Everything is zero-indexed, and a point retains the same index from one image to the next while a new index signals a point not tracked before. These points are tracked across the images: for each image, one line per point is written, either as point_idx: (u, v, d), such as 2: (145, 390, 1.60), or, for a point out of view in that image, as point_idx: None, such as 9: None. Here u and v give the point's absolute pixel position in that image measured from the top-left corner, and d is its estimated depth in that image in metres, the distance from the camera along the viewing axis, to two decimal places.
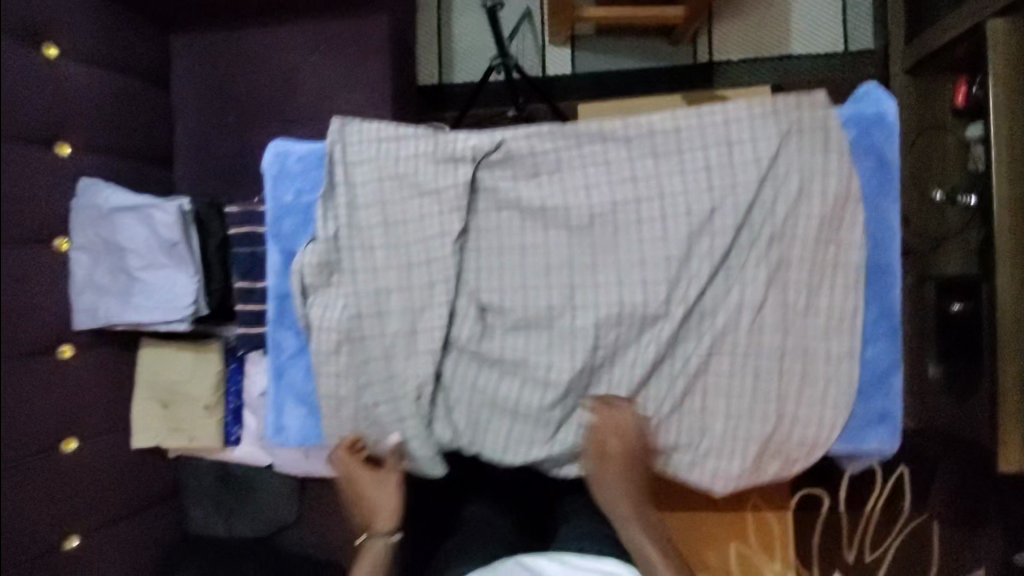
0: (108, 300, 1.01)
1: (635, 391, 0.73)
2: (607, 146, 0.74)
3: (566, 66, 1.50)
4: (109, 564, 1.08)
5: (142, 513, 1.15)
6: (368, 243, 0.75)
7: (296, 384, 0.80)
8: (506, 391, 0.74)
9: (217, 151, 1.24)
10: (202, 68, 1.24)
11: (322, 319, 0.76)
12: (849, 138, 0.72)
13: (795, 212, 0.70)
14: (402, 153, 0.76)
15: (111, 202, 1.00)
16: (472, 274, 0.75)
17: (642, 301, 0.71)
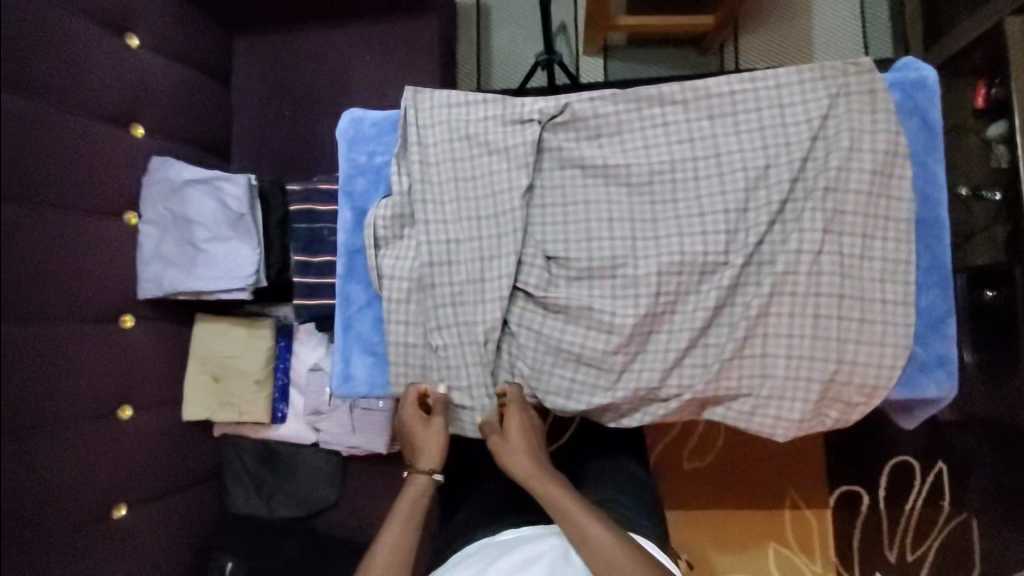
0: (174, 269, 1.06)
1: (695, 336, 0.76)
2: (665, 109, 0.79)
3: (598, 74, 1.59)
4: (155, 537, 1.08)
5: (186, 489, 1.16)
6: (438, 198, 0.80)
7: (365, 334, 0.84)
8: (573, 336, 0.77)
9: (272, 142, 1.31)
10: (263, 65, 1.31)
11: (394, 269, 0.80)
12: (895, 101, 0.76)
13: (847, 166, 0.74)
14: (472, 116, 0.82)
15: (182, 177, 1.06)
16: (538, 227, 0.80)
17: (701, 250, 0.76)
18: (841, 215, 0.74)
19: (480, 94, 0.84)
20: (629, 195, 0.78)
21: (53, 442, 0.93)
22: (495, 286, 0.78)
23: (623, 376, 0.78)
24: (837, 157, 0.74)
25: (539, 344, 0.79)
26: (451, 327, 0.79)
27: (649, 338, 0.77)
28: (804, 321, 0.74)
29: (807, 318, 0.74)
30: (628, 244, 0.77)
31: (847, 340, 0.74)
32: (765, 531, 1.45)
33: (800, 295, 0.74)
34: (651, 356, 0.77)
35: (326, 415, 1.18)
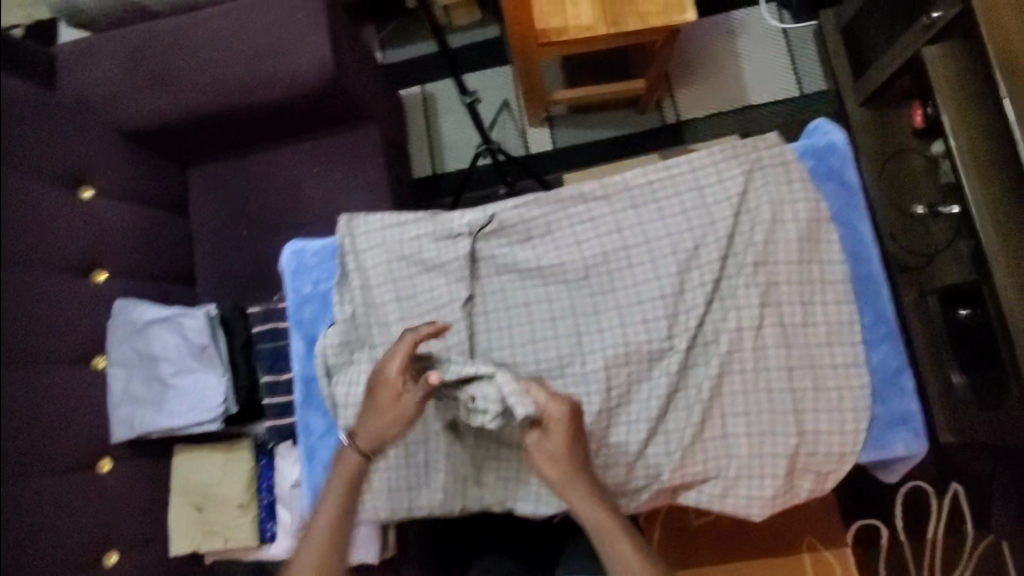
0: (144, 408, 1.06)
1: (653, 425, 0.75)
2: (590, 205, 0.81)
3: (546, 143, 1.65)
4: None
5: None
6: (384, 319, 0.82)
7: (330, 462, 0.83)
8: (534, 439, 0.78)
9: (235, 262, 1.36)
10: (220, 192, 1.39)
11: (348, 396, 0.79)
12: (808, 168, 0.80)
13: (772, 238, 0.76)
14: (407, 236, 0.84)
15: (145, 316, 1.08)
16: (483, 335, 0.81)
17: (643, 338, 0.76)
18: (775, 284, 0.75)
19: (413, 212, 0.86)
20: (567, 293, 0.80)
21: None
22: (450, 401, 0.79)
23: (587, 477, 0.76)
24: (755, 232, 0.76)
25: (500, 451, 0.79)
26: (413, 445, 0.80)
27: (610, 431, 0.76)
28: (755, 395, 0.74)
29: (756, 392, 0.74)
30: (574, 343, 0.78)
31: (804, 407, 0.73)
32: None
33: (747, 370, 0.74)
34: (614, 451, 0.76)
35: None
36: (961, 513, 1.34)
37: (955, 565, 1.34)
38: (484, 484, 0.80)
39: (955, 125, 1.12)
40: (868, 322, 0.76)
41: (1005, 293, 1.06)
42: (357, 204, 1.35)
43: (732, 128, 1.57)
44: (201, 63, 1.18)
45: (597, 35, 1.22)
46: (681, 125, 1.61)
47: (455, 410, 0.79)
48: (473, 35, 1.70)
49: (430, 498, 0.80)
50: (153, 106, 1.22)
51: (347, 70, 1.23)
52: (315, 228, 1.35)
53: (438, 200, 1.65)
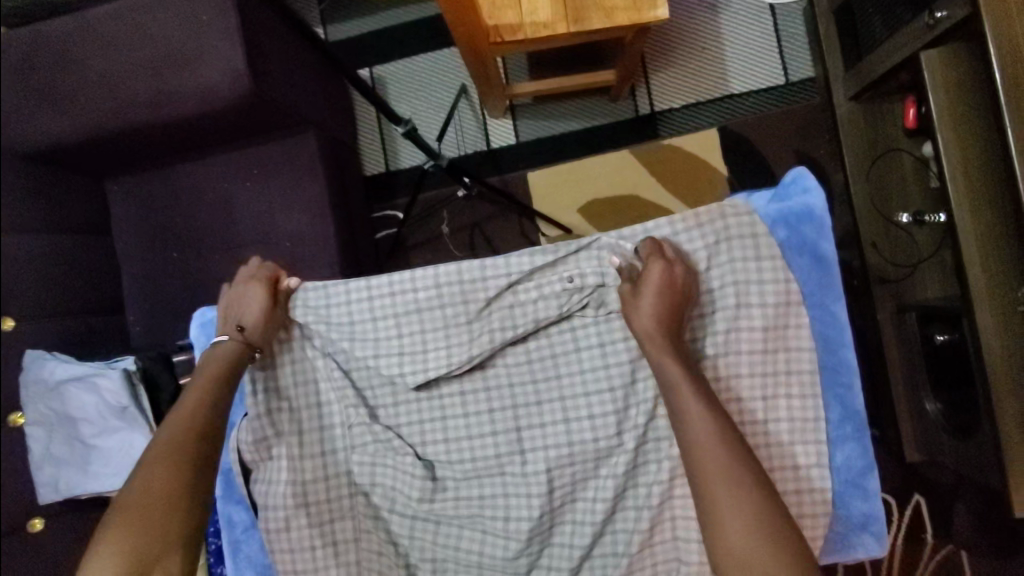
0: (67, 471, 0.99)
1: (597, 531, 0.72)
2: (538, 279, 0.76)
3: (509, 136, 1.49)
4: None
5: None
6: (321, 408, 0.79)
7: (255, 557, 0.78)
8: (474, 542, 0.73)
9: (163, 287, 1.22)
10: (140, 208, 1.23)
11: (273, 494, 0.74)
12: (781, 238, 0.72)
13: (734, 328, 0.71)
14: (334, 305, 0.78)
15: (57, 374, 0.98)
16: (414, 429, 0.78)
17: (591, 435, 0.74)
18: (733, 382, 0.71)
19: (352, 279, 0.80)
20: (509, 377, 0.77)
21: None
22: (382, 497, 0.76)
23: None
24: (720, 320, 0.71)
25: (437, 550, 0.74)
26: (341, 552, 0.75)
27: (553, 532, 0.74)
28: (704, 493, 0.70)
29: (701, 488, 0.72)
30: (513, 434, 0.76)
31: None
32: None
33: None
34: (558, 552, 0.73)
35: None
36: (924, 525, 1.32)
37: None
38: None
39: (951, 147, 1.01)
40: (836, 417, 0.73)
41: (987, 334, 0.98)
42: (295, 223, 1.18)
43: (712, 120, 1.43)
44: (101, 74, 1.02)
45: (558, 34, 1.06)
46: (656, 117, 1.46)
47: (388, 505, 0.75)
48: (427, 9, 1.51)
49: None
50: (51, 125, 1.06)
51: (272, 73, 1.06)
52: (252, 249, 1.20)
53: (392, 200, 1.50)
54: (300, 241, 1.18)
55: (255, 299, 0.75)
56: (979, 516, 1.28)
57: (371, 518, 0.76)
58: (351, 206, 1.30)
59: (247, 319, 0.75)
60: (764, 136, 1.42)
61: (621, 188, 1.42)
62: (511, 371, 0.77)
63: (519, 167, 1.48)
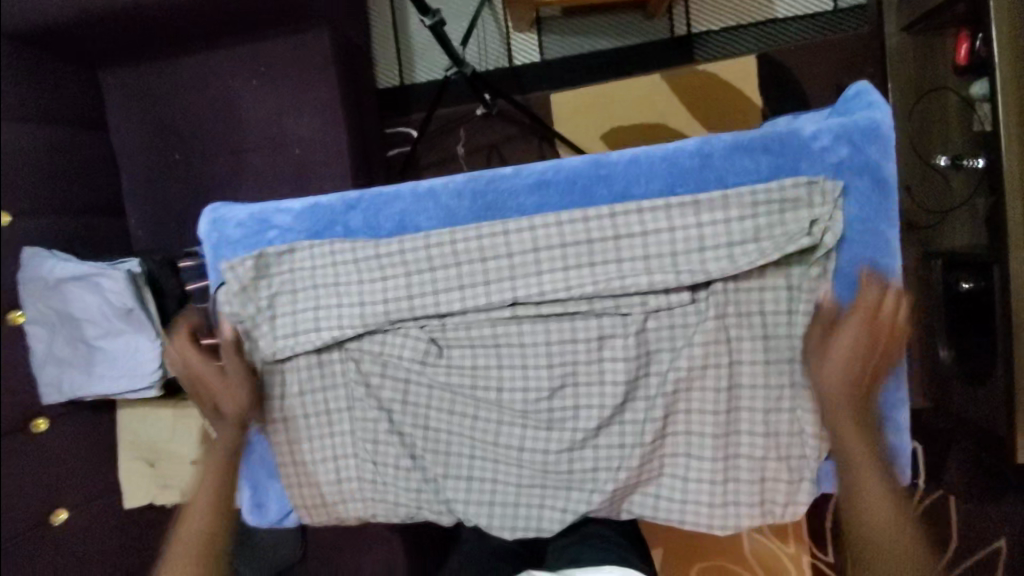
0: (72, 372, 0.97)
1: (604, 419, 0.68)
2: (572, 195, 0.69)
3: (534, 53, 1.40)
4: None
5: None
6: (323, 320, 0.72)
7: (266, 461, 0.81)
8: (484, 448, 0.72)
9: (168, 193, 1.18)
10: (137, 106, 1.16)
11: (272, 348, 0.73)
12: (839, 159, 0.64)
13: (764, 269, 0.66)
14: (348, 216, 0.73)
15: (57, 272, 0.93)
16: (417, 361, 0.71)
17: (595, 289, 0.67)
18: (741, 245, 0.65)
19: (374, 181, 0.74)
20: (516, 295, 0.68)
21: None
22: (372, 364, 0.73)
23: (544, 509, 0.71)
24: (750, 187, 0.65)
25: (434, 462, 0.73)
26: (343, 459, 0.76)
27: (573, 461, 0.70)
28: (730, 417, 0.67)
29: (731, 422, 0.68)
30: (508, 289, 0.68)
31: (801, 454, 0.68)
32: None
33: (712, 387, 0.67)
34: None
35: None
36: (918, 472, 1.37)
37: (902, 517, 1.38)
38: (421, 501, 0.74)
39: (1009, 82, 0.94)
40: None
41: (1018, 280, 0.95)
42: (305, 130, 1.12)
43: (752, 46, 1.34)
44: None
45: None
46: (692, 39, 1.36)
47: (378, 414, 0.74)
48: None
49: (383, 504, 0.76)
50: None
51: None
52: (262, 156, 1.14)
53: (406, 117, 1.42)
54: (309, 148, 1.12)
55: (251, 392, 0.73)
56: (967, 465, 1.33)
57: (356, 405, 0.74)
58: (366, 116, 1.22)
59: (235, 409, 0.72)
60: (807, 66, 1.33)
61: (645, 114, 1.34)
62: (522, 221, 0.68)
63: (544, 87, 1.39)
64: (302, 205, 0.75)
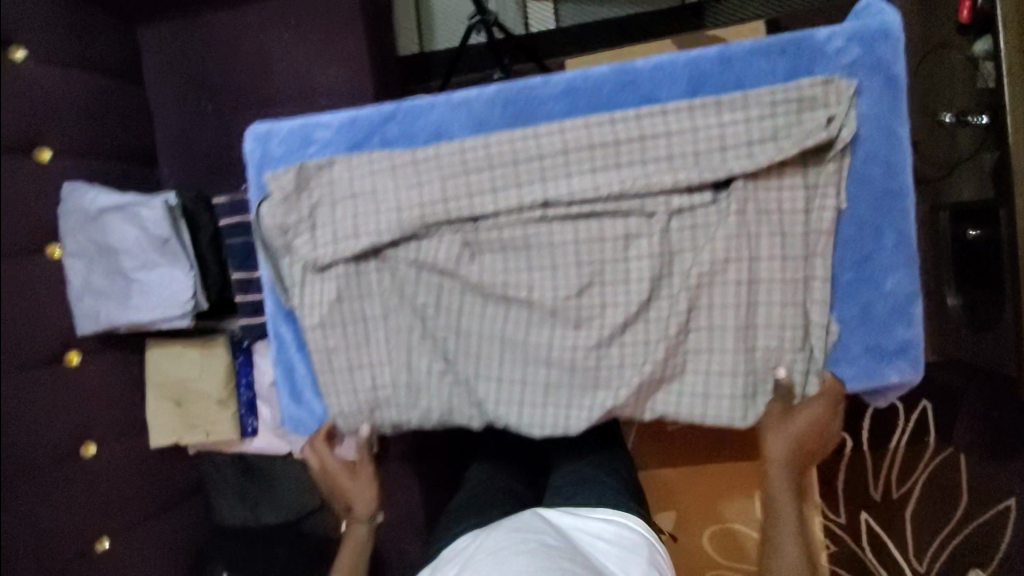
0: (109, 303, 1.00)
1: (628, 317, 0.71)
2: (599, 102, 0.73)
3: (549, 21, 1.45)
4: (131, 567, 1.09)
5: (157, 517, 1.16)
6: (362, 227, 0.75)
7: (304, 373, 0.82)
8: (515, 349, 0.75)
9: (199, 143, 1.22)
10: (171, 58, 1.21)
11: (314, 255, 0.77)
12: (850, 60, 0.68)
13: (781, 171, 0.68)
14: (386, 129, 0.77)
15: (98, 202, 0.97)
16: (453, 264, 0.74)
17: (621, 187, 0.70)
18: (761, 143, 0.68)
19: (409, 96, 0.78)
20: (546, 196, 0.72)
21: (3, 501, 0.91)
22: (408, 269, 0.76)
23: (571, 410, 0.73)
24: (768, 88, 0.68)
25: (465, 366, 0.76)
26: (379, 366, 0.78)
27: (598, 359, 0.72)
28: (751, 313, 0.70)
29: (751, 320, 0.70)
30: (538, 190, 0.72)
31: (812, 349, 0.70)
32: (749, 482, 1.44)
33: (731, 283, 0.69)
34: None
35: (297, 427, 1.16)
36: (927, 429, 1.37)
37: (910, 474, 1.39)
38: (452, 407, 0.78)
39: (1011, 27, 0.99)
40: (849, 236, 0.70)
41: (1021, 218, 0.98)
42: (333, 81, 1.18)
43: (760, 11, 1.39)
44: None
45: None
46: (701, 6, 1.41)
47: (410, 317, 0.77)
48: None
49: (415, 408, 0.78)
50: None
51: None
52: (291, 107, 1.19)
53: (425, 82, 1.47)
54: (337, 97, 1.18)
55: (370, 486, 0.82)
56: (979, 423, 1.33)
57: (390, 313, 0.78)
58: (390, 74, 1.27)
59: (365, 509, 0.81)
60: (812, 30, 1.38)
61: None
62: (551, 124, 0.73)
63: (558, 53, 1.44)
64: (341, 120, 0.79)
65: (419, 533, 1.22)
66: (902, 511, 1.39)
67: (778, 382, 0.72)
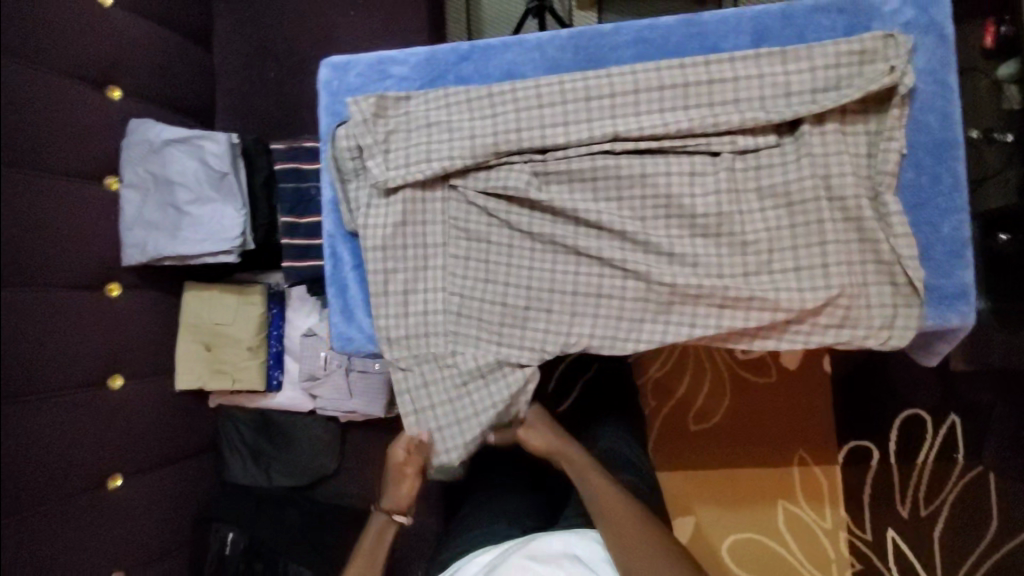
0: (157, 234, 1.02)
1: (681, 248, 0.73)
2: (666, 51, 0.77)
3: None
4: (139, 511, 1.06)
5: (170, 465, 1.13)
6: (434, 154, 0.76)
7: (358, 291, 0.83)
8: (568, 276, 0.76)
9: (257, 104, 1.28)
10: (239, 26, 1.28)
11: (385, 176, 0.76)
12: (905, 20, 0.73)
13: (842, 118, 0.71)
14: (462, 67, 0.81)
15: (163, 135, 1.03)
16: (518, 191, 0.75)
17: (689, 126, 0.72)
18: (824, 91, 0.71)
19: (483, 39, 0.82)
20: (616, 128, 0.73)
21: (26, 418, 0.89)
22: (476, 195, 0.77)
23: (614, 340, 0.75)
24: (832, 41, 0.71)
25: (517, 294, 0.77)
26: (433, 292, 0.78)
27: (649, 291, 0.74)
28: (805, 252, 0.71)
29: (809, 261, 0.71)
30: (608, 125, 0.73)
31: (864, 294, 0.71)
32: (773, 491, 1.36)
33: (783, 221, 0.72)
34: None
35: (322, 381, 1.16)
36: (957, 443, 1.31)
37: (940, 491, 1.31)
38: (501, 333, 0.77)
39: None
40: (909, 180, 0.73)
41: None
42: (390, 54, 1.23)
43: None
44: None
45: None
46: None
47: (467, 242, 0.78)
48: None
49: (464, 336, 0.78)
50: None
51: None
52: None
53: None
54: None
55: (407, 491, 0.91)
56: None
57: (450, 240, 0.79)
58: None
59: (393, 504, 0.92)
60: None
61: None
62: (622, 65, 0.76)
63: None
64: (418, 57, 0.82)
65: (438, 509, 1.18)
66: (930, 533, 1.31)
67: (829, 321, 0.72)
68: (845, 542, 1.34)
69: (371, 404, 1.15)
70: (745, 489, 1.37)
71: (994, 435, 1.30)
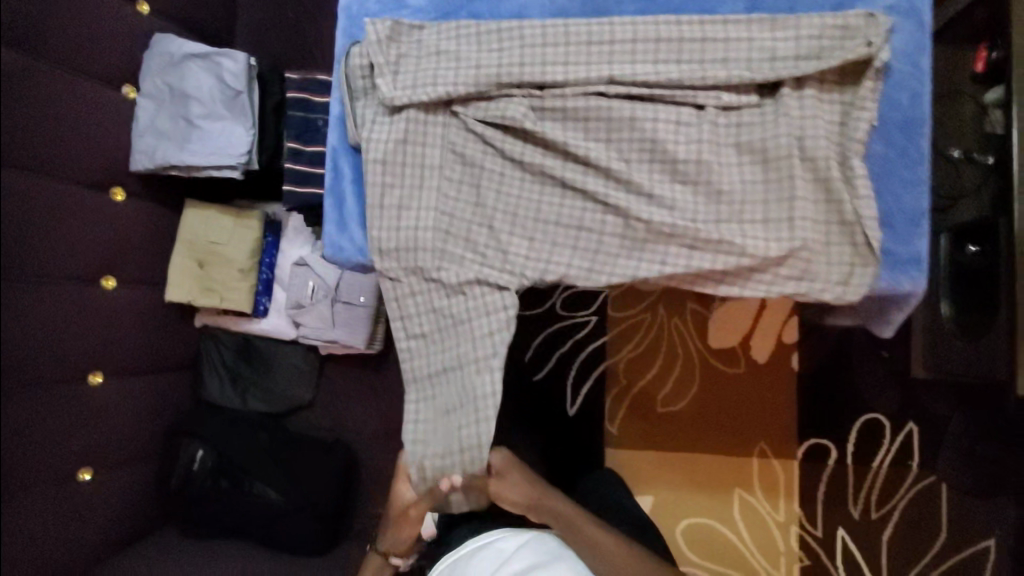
0: (167, 144, 1.07)
1: (660, 192, 0.77)
2: (665, 10, 0.83)
3: None
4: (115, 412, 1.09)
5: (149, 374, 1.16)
6: (441, 79, 0.80)
7: (353, 205, 0.87)
8: (552, 207, 0.81)
9: (275, 41, 1.34)
10: None
11: (392, 94, 0.81)
12: (888, 3, 0.78)
13: (820, 86, 0.77)
14: (476, 5, 0.86)
15: (184, 50, 1.07)
16: (515, 121, 0.79)
17: (679, 77, 0.76)
18: (806, 59, 0.76)
19: None
20: (612, 71, 0.78)
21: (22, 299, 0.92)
22: (476, 123, 0.82)
23: (588, 272, 0.80)
24: (819, 14, 0.77)
25: (503, 220, 0.82)
26: (424, 210, 0.82)
27: (627, 229, 0.78)
28: (775, 207, 0.76)
29: (777, 215, 0.76)
30: (605, 69, 0.78)
31: (824, 252, 0.76)
32: (732, 475, 1.40)
33: (758, 175, 0.77)
34: None
35: (308, 309, 1.19)
36: (912, 449, 1.35)
37: (892, 495, 1.35)
38: (484, 256, 0.82)
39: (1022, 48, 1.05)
40: (878, 151, 0.78)
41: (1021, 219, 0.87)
42: None
43: None
44: None
45: None
46: None
47: (462, 167, 0.83)
48: None
49: (449, 254, 0.82)
50: None
51: None
52: None
53: None
54: None
55: (407, 543, 1.01)
56: (962, 452, 1.34)
57: (446, 163, 0.83)
58: None
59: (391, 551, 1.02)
60: None
61: None
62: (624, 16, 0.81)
63: None
64: None
65: None
66: (878, 535, 1.35)
67: (790, 275, 0.76)
68: (796, 536, 1.37)
69: (352, 335, 1.19)
70: (705, 470, 1.41)
71: (948, 444, 1.35)
